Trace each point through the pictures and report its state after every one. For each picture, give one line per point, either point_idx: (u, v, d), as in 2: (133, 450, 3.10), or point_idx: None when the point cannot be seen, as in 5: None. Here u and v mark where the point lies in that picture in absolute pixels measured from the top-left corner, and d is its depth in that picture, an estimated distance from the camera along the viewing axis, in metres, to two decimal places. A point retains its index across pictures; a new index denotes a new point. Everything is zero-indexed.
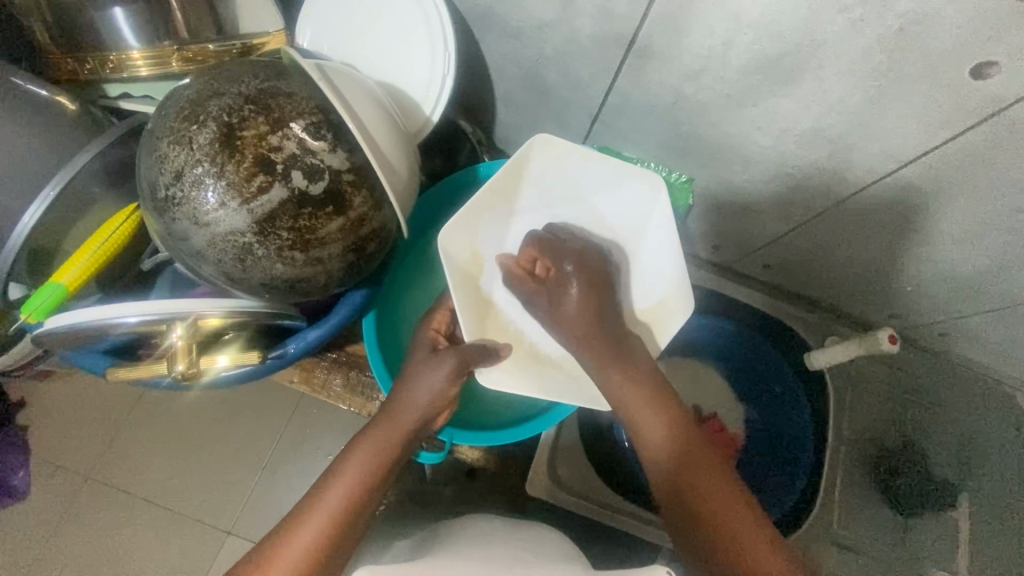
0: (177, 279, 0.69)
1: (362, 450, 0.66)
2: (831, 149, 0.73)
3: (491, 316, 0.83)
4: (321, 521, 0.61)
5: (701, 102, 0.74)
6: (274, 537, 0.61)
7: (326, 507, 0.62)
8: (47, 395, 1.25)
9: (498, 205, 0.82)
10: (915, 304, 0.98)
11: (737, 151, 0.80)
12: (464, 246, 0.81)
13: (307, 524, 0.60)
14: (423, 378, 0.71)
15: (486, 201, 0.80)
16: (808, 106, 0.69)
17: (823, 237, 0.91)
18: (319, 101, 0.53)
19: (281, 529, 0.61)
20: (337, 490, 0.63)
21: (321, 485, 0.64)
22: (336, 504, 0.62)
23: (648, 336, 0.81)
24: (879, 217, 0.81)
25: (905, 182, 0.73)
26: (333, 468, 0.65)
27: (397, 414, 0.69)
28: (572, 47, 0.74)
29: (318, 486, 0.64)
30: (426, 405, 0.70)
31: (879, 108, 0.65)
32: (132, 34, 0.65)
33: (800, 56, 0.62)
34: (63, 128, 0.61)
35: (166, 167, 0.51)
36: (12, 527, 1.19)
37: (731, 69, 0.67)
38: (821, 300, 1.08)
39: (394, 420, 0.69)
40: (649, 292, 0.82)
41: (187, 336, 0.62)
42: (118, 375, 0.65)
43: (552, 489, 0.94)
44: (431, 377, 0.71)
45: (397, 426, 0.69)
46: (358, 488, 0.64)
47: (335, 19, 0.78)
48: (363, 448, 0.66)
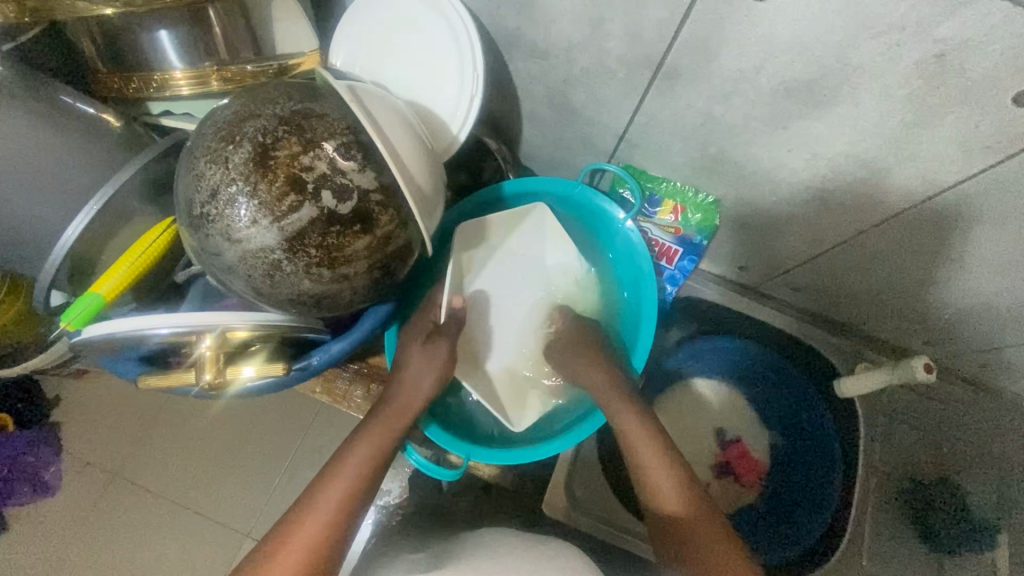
0: (207, 291, 0.70)
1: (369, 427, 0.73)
2: (866, 172, 0.71)
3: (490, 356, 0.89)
4: (341, 492, 0.67)
5: (730, 125, 0.74)
6: (294, 512, 0.66)
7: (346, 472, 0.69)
8: (79, 395, 1.29)
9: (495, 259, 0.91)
10: (954, 334, 0.94)
11: (767, 172, 0.79)
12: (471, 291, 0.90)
13: (327, 495, 0.67)
14: (421, 363, 0.78)
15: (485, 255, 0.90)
16: (840, 130, 0.67)
17: (855, 261, 0.88)
18: (351, 122, 0.55)
19: (299, 506, 0.66)
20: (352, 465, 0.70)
21: (333, 462, 0.70)
22: (353, 477, 0.69)
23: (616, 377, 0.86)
24: (918, 242, 0.79)
25: (944, 208, 0.71)
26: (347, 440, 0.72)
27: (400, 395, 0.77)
28: (599, 68, 0.74)
29: (329, 464, 0.70)
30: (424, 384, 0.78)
31: (916, 133, 0.63)
32: (176, 56, 0.68)
33: (833, 81, 0.61)
34: (107, 144, 0.64)
35: (202, 185, 0.52)
36: (39, 522, 1.22)
37: (762, 92, 0.67)
38: (853, 326, 1.04)
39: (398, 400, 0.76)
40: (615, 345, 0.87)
41: (216, 346, 0.64)
42: (150, 382, 0.66)
43: (570, 510, 0.92)
44: (429, 362, 0.79)
45: (401, 403, 0.76)
46: (370, 461, 0.71)
47: (366, 40, 0.80)
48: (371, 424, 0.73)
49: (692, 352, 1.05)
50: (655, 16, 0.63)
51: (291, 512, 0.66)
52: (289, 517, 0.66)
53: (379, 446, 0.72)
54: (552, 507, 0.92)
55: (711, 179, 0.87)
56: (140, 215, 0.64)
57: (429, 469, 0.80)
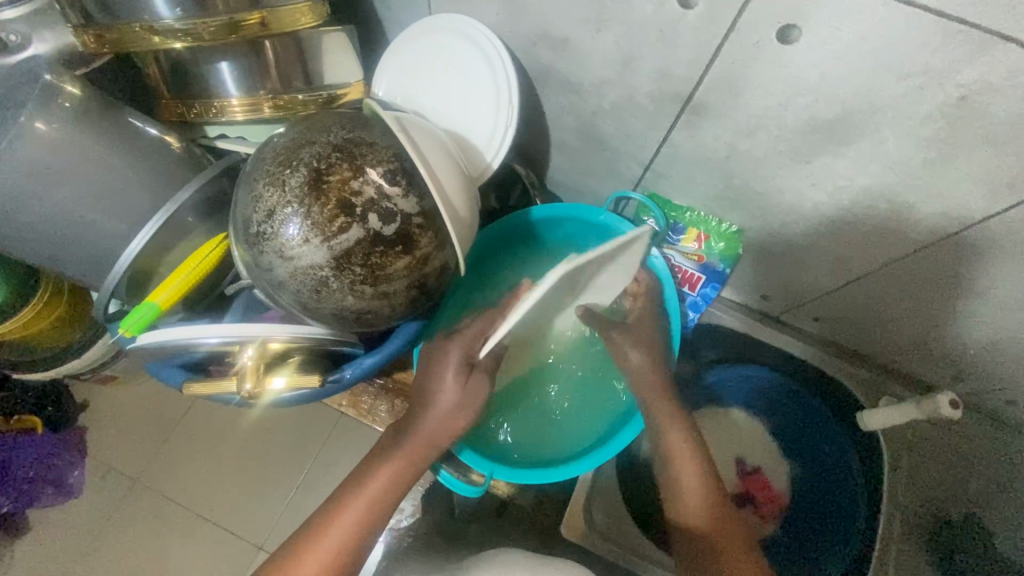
0: (250, 303, 0.73)
1: (391, 446, 0.73)
2: (889, 206, 0.73)
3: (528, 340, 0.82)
4: (353, 520, 0.69)
5: (755, 158, 0.76)
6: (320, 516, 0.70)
7: (361, 499, 0.70)
8: (111, 400, 1.34)
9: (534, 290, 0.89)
10: (980, 370, 0.93)
11: (790, 204, 0.81)
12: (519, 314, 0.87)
13: (339, 521, 0.69)
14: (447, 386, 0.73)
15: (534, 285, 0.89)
16: (864, 165, 0.69)
17: (878, 293, 0.89)
18: (396, 150, 0.59)
19: (313, 528, 0.70)
20: (373, 483, 0.71)
21: (358, 474, 0.73)
22: (366, 506, 0.71)
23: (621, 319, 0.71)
24: (942, 276, 0.79)
25: (968, 244, 0.72)
26: (366, 465, 0.73)
27: (423, 417, 0.74)
28: (629, 103, 0.78)
29: (355, 475, 0.73)
30: (454, 408, 0.74)
31: (939, 171, 0.65)
32: (234, 85, 0.73)
33: (857, 119, 0.64)
34: (169, 164, 0.68)
35: (260, 205, 0.56)
36: (63, 524, 1.26)
37: (787, 128, 0.69)
38: (877, 358, 1.04)
39: (420, 422, 0.74)
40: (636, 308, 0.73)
41: (256, 357, 0.67)
42: (195, 390, 0.69)
43: (587, 534, 0.92)
44: (455, 386, 0.73)
45: (422, 429, 0.73)
46: (383, 493, 0.71)
47: (408, 72, 0.85)
48: (396, 443, 0.73)
49: (713, 379, 1.05)
50: (685, 55, 0.66)
51: (318, 514, 0.71)
52: (312, 524, 0.70)
53: (400, 468, 0.72)
54: (570, 529, 0.93)
55: (735, 209, 0.88)
56: (194, 231, 0.68)
57: (453, 484, 0.83)
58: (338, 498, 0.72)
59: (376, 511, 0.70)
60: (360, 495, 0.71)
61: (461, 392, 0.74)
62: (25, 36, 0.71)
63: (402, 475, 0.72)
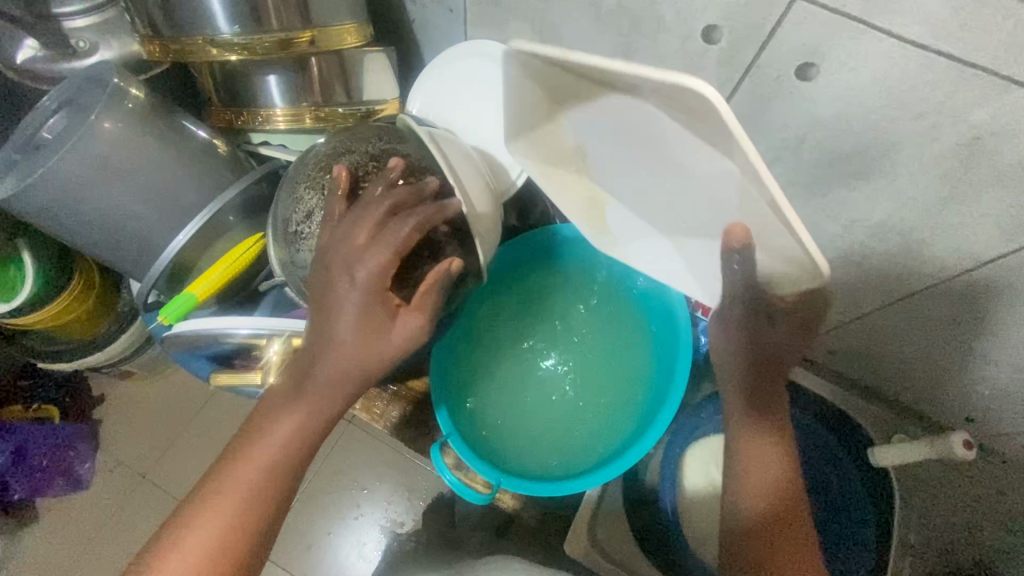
0: (279, 301, 0.76)
1: (284, 404, 0.58)
2: (902, 241, 0.75)
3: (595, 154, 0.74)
4: (247, 484, 0.55)
5: (771, 189, 0.79)
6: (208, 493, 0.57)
7: (259, 455, 0.56)
8: (130, 393, 1.38)
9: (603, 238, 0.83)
10: (994, 413, 0.93)
11: (804, 235, 0.83)
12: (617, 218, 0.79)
13: (231, 482, 0.55)
14: (341, 337, 0.55)
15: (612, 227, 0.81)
16: (879, 200, 0.71)
17: (891, 329, 0.90)
18: (429, 162, 0.62)
19: (201, 492, 0.56)
20: (263, 448, 0.56)
21: (241, 438, 0.58)
22: (265, 466, 0.56)
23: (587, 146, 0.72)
24: (954, 314, 0.80)
25: (980, 283, 0.73)
26: (264, 418, 0.58)
27: (318, 369, 0.56)
28: None
29: (238, 436, 0.59)
30: (358, 353, 0.55)
31: (951, 209, 0.67)
32: (279, 96, 0.78)
33: (872, 155, 0.66)
34: (215, 166, 0.73)
35: (299, 207, 0.60)
36: (71, 512, 1.28)
37: (804, 160, 0.71)
38: (888, 395, 1.04)
39: (315, 377, 0.56)
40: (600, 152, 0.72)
41: (282, 352, 0.71)
42: (221, 380, 0.74)
43: (592, 554, 0.93)
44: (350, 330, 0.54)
45: (321, 385, 0.57)
46: (285, 451, 0.57)
47: (442, 92, 0.90)
48: (289, 402, 0.57)
49: None
50: (706, 87, 0.70)
51: (201, 483, 0.57)
52: (198, 489, 0.56)
53: (297, 434, 0.57)
54: (573, 548, 0.94)
55: None
56: (233, 230, 0.72)
57: (461, 489, 0.84)
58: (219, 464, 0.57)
59: (271, 483, 0.56)
60: (247, 462, 0.56)
61: (361, 331, 0.55)
62: (93, 43, 0.77)
63: (301, 436, 0.57)
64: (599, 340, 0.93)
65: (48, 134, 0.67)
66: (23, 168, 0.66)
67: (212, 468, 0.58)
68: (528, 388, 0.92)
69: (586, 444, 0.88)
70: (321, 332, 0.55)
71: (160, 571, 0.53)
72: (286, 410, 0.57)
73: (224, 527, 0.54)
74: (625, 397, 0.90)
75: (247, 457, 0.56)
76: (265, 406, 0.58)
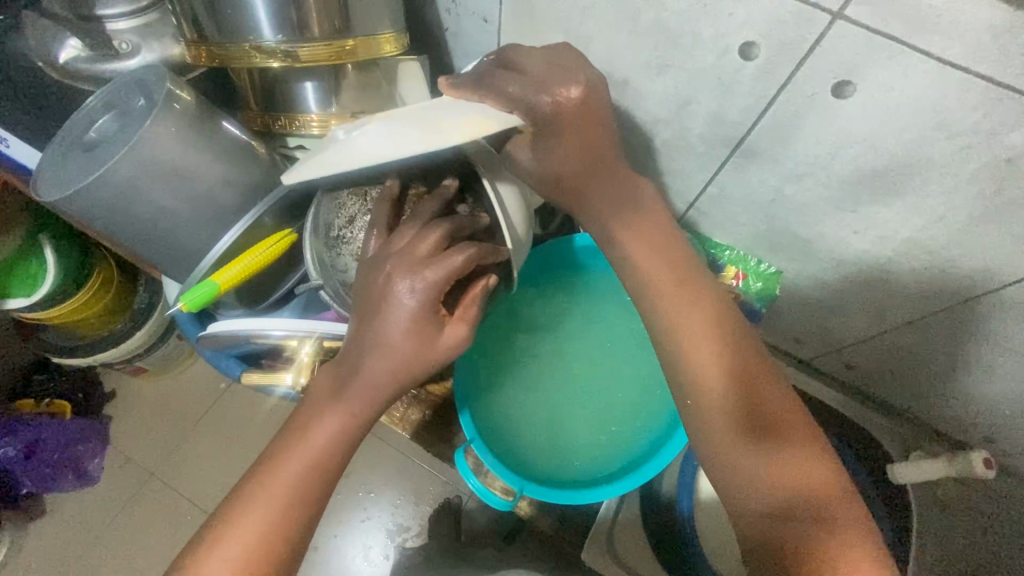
0: (310, 304, 0.77)
1: (326, 408, 0.59)
2: (928, 259, 0.75)
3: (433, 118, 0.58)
4: (290, 484, 0.56)
5: (799, 203, 0.79)
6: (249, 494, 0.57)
7: (303, 455, 0.57)
8: (145, 389, 1.38)
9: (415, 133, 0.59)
10: (1014, 432, 0.92)
11: (829, 250, 0.84)
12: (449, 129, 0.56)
13: (273, 481, 0.56)
14: (382, 347, 0.56)
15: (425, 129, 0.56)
16: (909, 217, 0.71)
17: (912, 345, 0.90)
18: (466, 170, 0.65)
19: (241, 490, 0.57)
20: (305, 453, 0.57)
21: (281, 441, 0.59)
22: (306, 466, 0.57)
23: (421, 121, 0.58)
24: (978, 333, 0.81)
25: (1007, 302, 0.74)
26: (306, 417, 0.59)
27: (359, 377, 0.57)
28: (681, 142, 0.82)
29: (278, 439, 0.59)
30: (402, 359, 0.56)
31: (982, 228, 0.67)
32: (314, 101, 0.79)
33: (904, 173, 0.67)
34: (252, 167, 0.74)
35: (342, 212, 0.63)
36: (83, 507, 1.29)
37: (834, 176, 0.72)
38: (905, 411, 1.04)
39: (356, 386, 0.58)
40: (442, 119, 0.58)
41: (313, 353, 0.71)
42: (252, 379, 0.73)
43: (608, 560, 0.94)
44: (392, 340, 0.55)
45: (362, 391, 0.58)
46: (328, 452, 0.58)
47: None
48: (331, 407, 0.58)
49: None
50: (738, 102, 0.71)
51: (240, 484, 0.57)
52: (240, 489, 0.57)
53: (340, 435, 0.58)
54: (591, 553, 0.95)
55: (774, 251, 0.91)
56: (268, 232, 0.73)
57: (485, 495, 0.84)
58: (260, 467, 0.58)
59: (311, 487, 0.57)
60: (289, 466, 0.57)
61: (411, 338, 0.56)
62: (135, 45, 0.79)
63: (343, 440, 0.58)
64: (617, 347, 0.94)
65: (93, 133, 0.69)
66: (68, 165, 0.68)
67: (253, 469, 0.58)
68: (550, 397, 0.92)
69: (608, 453, 0.89)
70: (364, 341, 0.56)
71: (203, 568, 0.54)
72: (327, 415, 0.58)
73: (265, 526, 0.55)
74: (647, 408, 0.91)
75: (289, 460, 0.57)
76: (308, 406, 0.60)
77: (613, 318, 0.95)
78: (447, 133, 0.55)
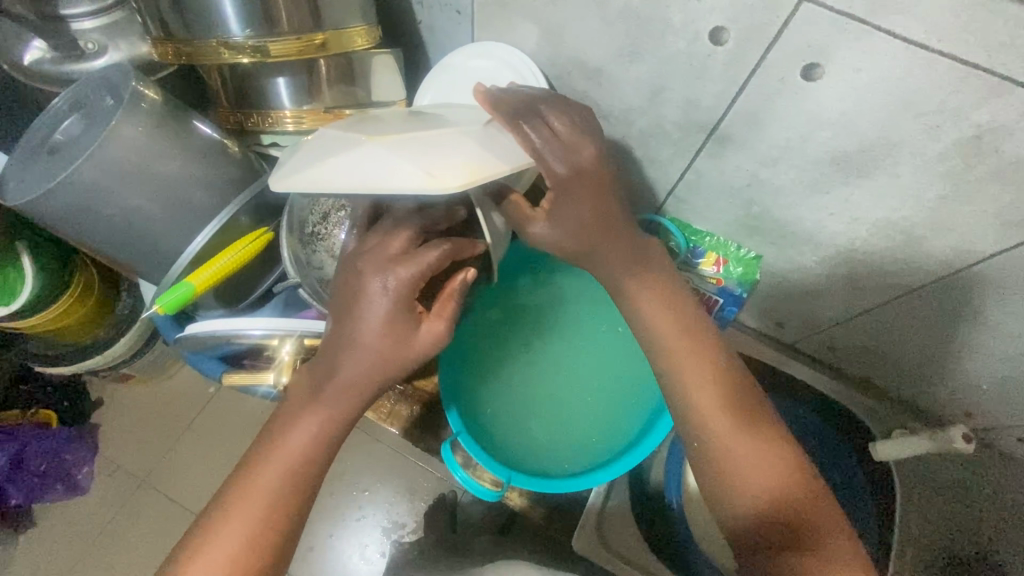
0: (290, 302, 0.77)
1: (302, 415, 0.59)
2: (902, 238, 0.76)
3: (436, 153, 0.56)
4: (272, 482, 0.56)
5: (774, 188, 0.80)
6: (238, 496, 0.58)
7: (286, 455, 0.57)
8: (131, 396, 1.37)
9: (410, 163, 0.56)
10: (992, 406, 0.94)
11: (806, 233, 0.85)
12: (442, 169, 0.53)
13: (257, 482, 0.56)
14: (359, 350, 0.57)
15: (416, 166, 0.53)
16: (881, 198, 0.72)
17: (892, 325, 0.91)
18: None
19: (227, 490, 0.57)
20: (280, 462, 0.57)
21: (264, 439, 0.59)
22: (289, 465, 0.57)
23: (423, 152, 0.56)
24: (954, 311, 0.82)
25: (979, 278, 0.75)
26: (287, 417, 0.59)
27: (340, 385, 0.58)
28: (657, 130, 0.82)
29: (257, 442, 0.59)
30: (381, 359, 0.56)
31: (952, 206, 0.68)
32: (287, 98, 0.79)
33: (874, 154, 0.68)
34: (226, 167, 0.73)
35: (316, 209, 0.63)
36: (71, 516, 1.28)
37: (807, 159, 0.73)
38: (886, 390, 1.06)
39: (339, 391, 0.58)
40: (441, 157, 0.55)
41: (294, 351, 0.71)
42: (232, 379, 0.72)
43: (599, 548, 0.93)
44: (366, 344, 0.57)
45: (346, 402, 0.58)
46: (312, 450, 0.58)
47: (447, 93, 0.91)
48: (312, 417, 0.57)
49: None
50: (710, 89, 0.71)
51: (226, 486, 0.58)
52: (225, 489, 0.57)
53: (322, 434, 0.58)
54: (581, 542, 0.94)
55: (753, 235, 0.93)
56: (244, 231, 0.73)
57: (473, 486, 0.84)
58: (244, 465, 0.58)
59: (293, 490, 0.57)
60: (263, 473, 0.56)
61: (387, 335, 0.56)
62: (103, 45, 0.78)
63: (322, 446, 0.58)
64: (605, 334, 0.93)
65: (61, 136, 0.68)
66: (36, 169, 0.66)
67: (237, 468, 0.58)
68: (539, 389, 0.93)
69: (596, 440, 0.90)
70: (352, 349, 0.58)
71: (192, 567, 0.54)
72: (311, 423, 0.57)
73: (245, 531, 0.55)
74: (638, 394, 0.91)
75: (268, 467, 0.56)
76: (289, 406, 0.60)
77: (598, 306, 0.94)
78: (442, 172, 0.52)
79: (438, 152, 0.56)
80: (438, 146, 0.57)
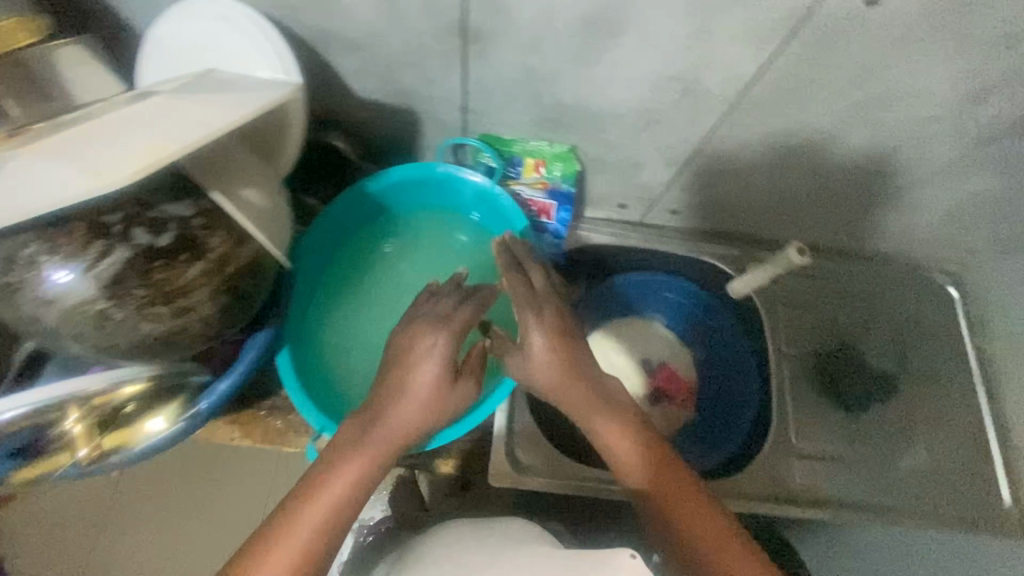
0: (64, 363, 0.70)
1: (327, 475, 0.61)
2: (680, 83, 0.76)
3: (129, 136, 0.54)
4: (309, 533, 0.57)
5: (548, 72, 0.77)
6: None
7: (327, 502, 0.59)
8: None
9: (98, 142, 0.54)
10: (817, 215, 1.00)
11: (600, 106, 0.82)
12: (114, 158, 0.51)
13: (281, 542, 0.56)
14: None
15: (92, 157, 0.51)
16: (644, 49, 0.71)
17: (712, 167, 0.93)
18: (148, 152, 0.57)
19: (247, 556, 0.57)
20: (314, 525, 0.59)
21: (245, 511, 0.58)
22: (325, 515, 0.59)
23: (123, 134, 0.54)
24: (754, 136, 0.85)
25: (759, 98, 0.77)
26: (324, 469, 0.62)
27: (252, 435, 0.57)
28: (415, 47, 0.76)
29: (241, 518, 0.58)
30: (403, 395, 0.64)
31: (706, 34, 0.68)
32: None
33: (616, 6, 0.65)
34: None
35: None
36: None
37: (561, 29, 0.69)
38: (735, 234, 1.08)
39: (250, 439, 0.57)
40: (133, 138, 0.54)
41: (84, 422, 0.67)
42: (25, 474, 0.68)
43: (517, 478, 0.91)
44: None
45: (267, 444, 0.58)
46: (348, 501, 0.60)
47: (171, 69, 0.77)
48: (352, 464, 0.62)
49: (612, 290, 1.05)
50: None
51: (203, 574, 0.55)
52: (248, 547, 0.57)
53: (360, 484, 0.61)
54: (499, 480, 0.91)
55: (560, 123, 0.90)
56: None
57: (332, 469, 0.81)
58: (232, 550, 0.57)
59: (324, 544, 0.57)
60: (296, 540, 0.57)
61: (434, 384, 0.66)
62: None
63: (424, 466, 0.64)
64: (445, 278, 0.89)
65: None
66: None
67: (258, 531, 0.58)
68: None
69: None
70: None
71: None
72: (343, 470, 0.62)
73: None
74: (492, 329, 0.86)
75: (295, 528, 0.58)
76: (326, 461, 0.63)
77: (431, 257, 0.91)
78: (110, 164, 0.50)
79: (131, 138, 0.54)
80: (141, 130, 0.55)
